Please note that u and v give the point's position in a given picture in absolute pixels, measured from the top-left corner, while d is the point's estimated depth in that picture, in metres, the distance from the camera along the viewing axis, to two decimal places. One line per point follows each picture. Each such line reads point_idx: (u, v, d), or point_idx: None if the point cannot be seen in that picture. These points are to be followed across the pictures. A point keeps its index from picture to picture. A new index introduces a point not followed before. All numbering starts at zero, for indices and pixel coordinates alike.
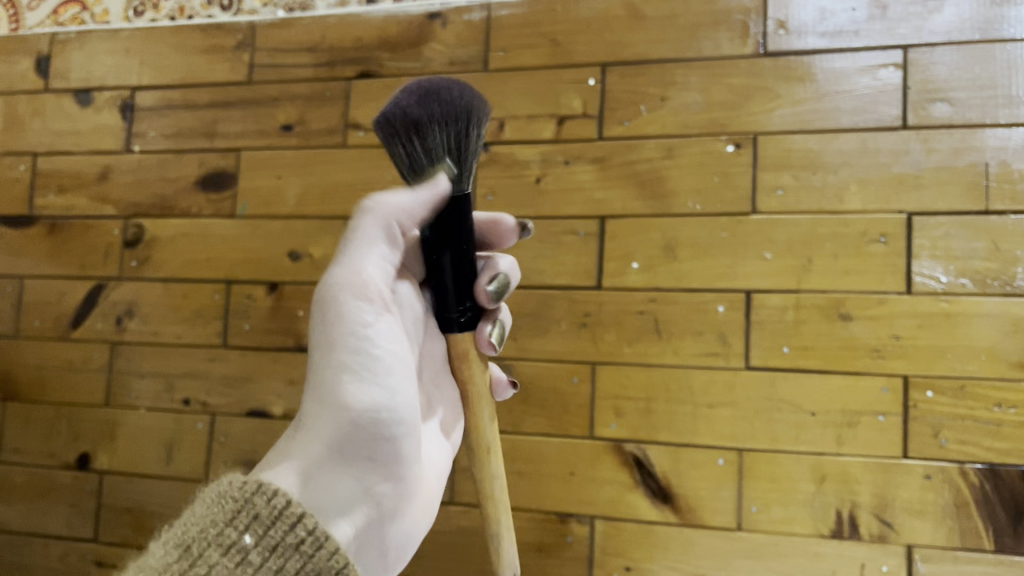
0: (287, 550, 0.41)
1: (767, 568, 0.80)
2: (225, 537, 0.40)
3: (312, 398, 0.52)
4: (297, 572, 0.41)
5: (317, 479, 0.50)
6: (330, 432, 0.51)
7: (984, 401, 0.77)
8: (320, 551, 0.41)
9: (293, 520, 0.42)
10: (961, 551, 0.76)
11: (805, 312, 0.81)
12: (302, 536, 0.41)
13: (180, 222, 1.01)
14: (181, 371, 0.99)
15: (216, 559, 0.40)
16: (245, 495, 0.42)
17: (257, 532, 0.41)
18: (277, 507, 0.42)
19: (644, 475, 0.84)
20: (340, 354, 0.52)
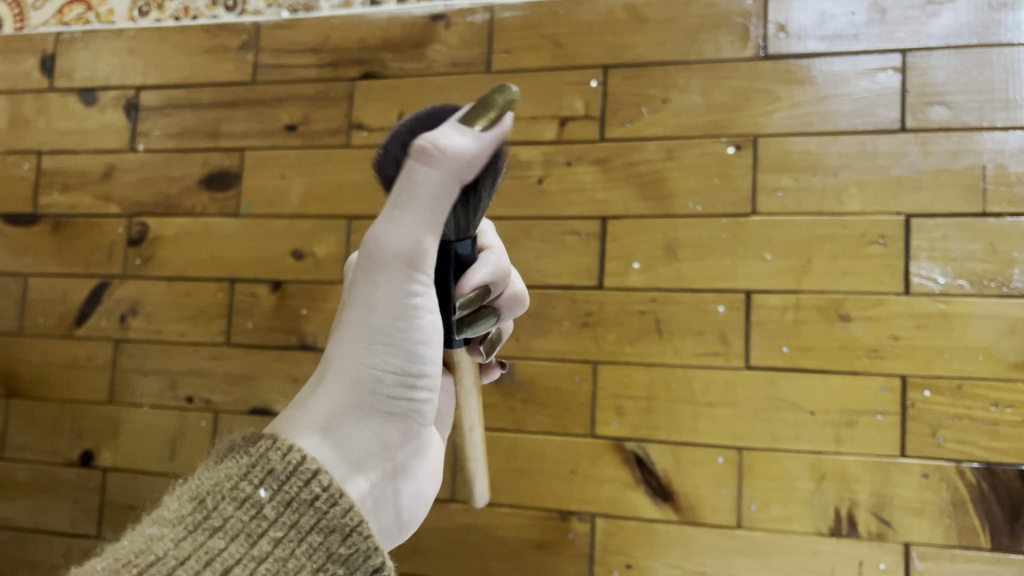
0: (302, 505, 0.39)
1: (767, 565, 0.81)
2: (239, 491, 0.39)
3: (341, 349, 0.46)
4: (312, 528, 0.39)
5: (341, 442, 0.44)
6: (355, 391, 0.46)
7: (981, 401, 0.78)
8: (334, 508, 0.40)
9: (308, 476, 0.40)
10: (958, 549, 0.77)
11: (805, 312, 0.82)
12: (317, 492, 0.40)
13: (184, 221, 1.02)
14: (184, 368, 0.99)
15: (230, 512, 0.38)
16: (260, 451, 0.40)
17: (272, 487, 0.39)
18: (292, 463, 0.40)
19: (645, 472, 0.85)
20: (381, 317, 0.46)
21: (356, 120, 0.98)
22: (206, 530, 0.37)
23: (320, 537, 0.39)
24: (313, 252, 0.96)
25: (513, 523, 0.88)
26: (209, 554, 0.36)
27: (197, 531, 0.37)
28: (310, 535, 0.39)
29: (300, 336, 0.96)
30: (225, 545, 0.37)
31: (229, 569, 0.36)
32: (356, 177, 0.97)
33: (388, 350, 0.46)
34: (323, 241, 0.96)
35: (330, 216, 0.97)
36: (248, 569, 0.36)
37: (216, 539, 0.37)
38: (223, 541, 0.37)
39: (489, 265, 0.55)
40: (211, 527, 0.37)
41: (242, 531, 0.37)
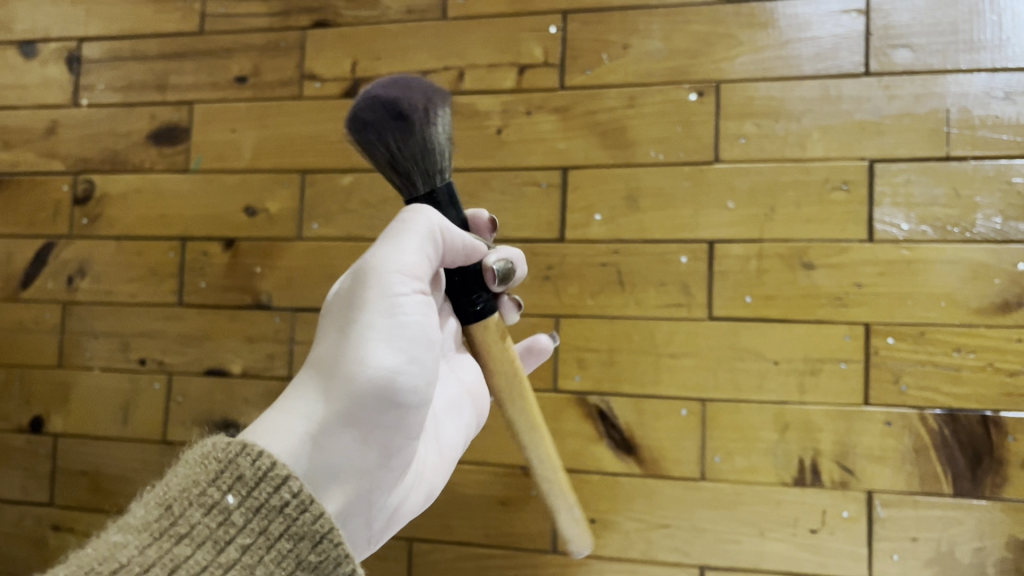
0: (270, 511, 0.42)
1: (730, 516, 0.80)
2: (208, 497, 0.42)
3: (330, 351, 0.50)
4: (280, 535, 0.42)
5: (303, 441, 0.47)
6: (332, 398, 0.48)
7: (944, 347, 0.77)
8: (303, 514, 0.43)
9: (278, 482, 0.43)
10: (921, 496, 0.77)
11: (768, 262, 0.81)
12: (286, 499, 0.43)
13: (132, 177, 0.98)
14: (137, 330, 0.96)
15: (198, 519, 0.42)
16: (230, 456, 0.43)
17: (240, 493, 0.42)
18: (261, 469, 0.43)
19: (607, 426, 0.84)
20: (364, 329, 0.49)
21: (308, 71, 0.94)
22: (173, 536, 0.41)
23: (287, 543, 0.42)
24: (266, 208, 0.94)
25: (475, 480, 0.87)
26: (175, 561, 0.40)
27: (165, 537, 0.41)
28: (278, 542, 0.42)
29: (254, 294, 0.93)
30: (192, 553, 0.41)
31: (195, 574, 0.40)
32: (309, 130, 0.94)
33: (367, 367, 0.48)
34: (277, 196, 0.94)
35: (283, 170, 0.94)
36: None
37: (183, 546, 0.41)
38: (189, 548, 0.41)
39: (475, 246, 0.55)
40: (179, 533, 0.41)
41: (208, 538, 0.41)
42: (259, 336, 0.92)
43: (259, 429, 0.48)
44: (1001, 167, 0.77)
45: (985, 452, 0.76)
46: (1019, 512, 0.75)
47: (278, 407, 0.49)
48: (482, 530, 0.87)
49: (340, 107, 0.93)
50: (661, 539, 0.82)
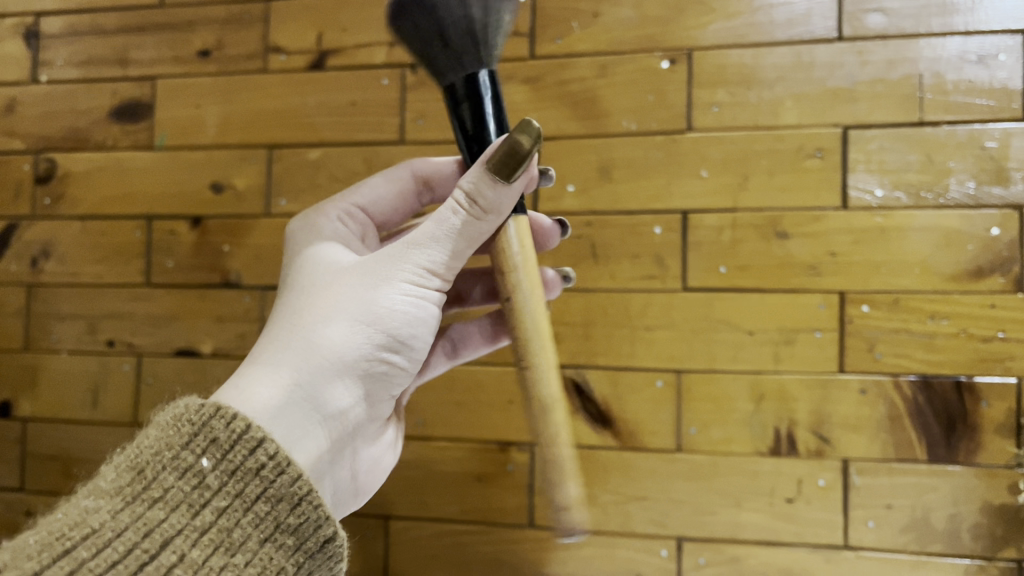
0: (247, 474, 0.43)
1: (707, 488, 0.80)
2: (181, 461, 0.42)
3: (332, 303, 0.51)
4: (257, 497, 0.43)
5: (297, 394, 0.48)
6: (332, 348, 0.50)
7: (918, 314, 0.77)
8: (280, 477, 0.43)
9: (253, 445, 0.43)
10: (895, 462, 0.77)
11: (742, 232, 0.80)
12: (263, 462, 0.43)
13: (94, 155, 0.96)
14: (104, 312, 0.95)
15: (172, 482, 0.41)
16: (204, 419, 0.43)
17: (215, 457, 0.42)
18: (236, 432, 0.43)
19: (583, 399, 0.83)
20: (376, 292, 0.51)
21: (273, 44, 0.92)
22: (146, 501, 0.40)
23: (264, 505, 0.43)
24: (233, 184, 0.92)
25: (450, 455, 0.86)
26: (150, 525, 0.39)
27: (137, 501, 0.40)
28: (255, 504, 0.43)
29: (223, 273, 0.92)
30: (166, 516, 0.40)
31: (172, 539, 0.40)
32: (276, 105, 0.92)
33: (368, 333, 0.51)
34: (243, 172, 0.92)
35: (250, 146, 0.92)
36: (190, 540, 0.40)
37: (157, 510, 0.40)
38: (165, 512, 0.40)
39: (469, 188, 0.50)
40: (152, 498, 0.40)
41: (184, 501, 0.41)
42: (229, 315, 0.91)
43: (251, 383, 0.48)
44: (974, 132, 0.76)
45: (958, 418, 0.76)
46: (993, 477, 0.75)
47: (263, 363, 0.49)
48: (459, 507, 0.86)
49: (307, 80, 0.91)
50: (638, 512, 0.82)
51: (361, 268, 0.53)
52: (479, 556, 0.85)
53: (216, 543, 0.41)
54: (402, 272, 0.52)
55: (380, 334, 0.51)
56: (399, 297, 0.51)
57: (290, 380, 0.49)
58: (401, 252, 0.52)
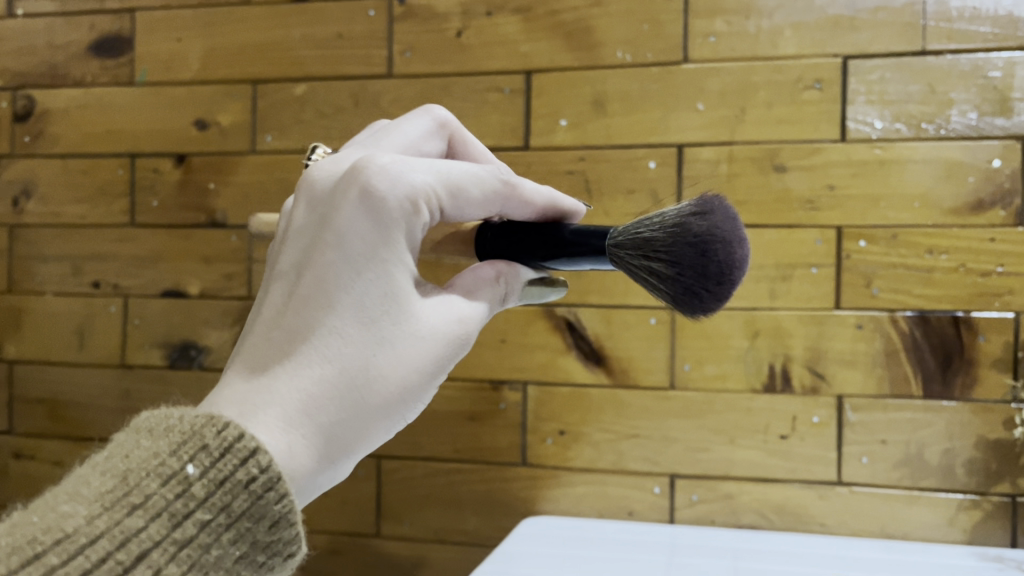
0: (236, 486, 0.32)
1: (701, 425, 0.80)
2: (164, 466, 0.31)
3: (402, 383, 0.37)
4: (244, 515, 0.32)
5: (317, 485, 0.36)
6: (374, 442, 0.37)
7: (916, 249, 0.75)
8: (269, 495, 0.32)
9: (245, 455, 0.32)
10: (891, 398, 0.76)
11: (738, 166, 0.79)
12: (255, 474, 0.32)
13: (73, 92, 0.93)
14: (88, 253, 0.93)
15: (152, 490, 0.31)
16: (195, 426, 0.33)
17: (203, 463, 0.32)
18: (228, 440, 0.32)
19: (576, 337, 0.83)
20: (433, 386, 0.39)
21: None
22: (122, 508, 0.30)
23: (248, 523, 0.32)
24: (217, 121, 0.90)
25: (442, 395, 0.86)
26: (124, 534, 0.30)
27: (113, 509, 0.30)
28: (240, 522, 0.32)
29: (209, 212, 0.90)
30: (143, 527, 0.30)
31: (146, 553, 0.30)
32: (260, 38, 0.89)
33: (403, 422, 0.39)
34: (228, 109, 0.89)
35: (234, 81, 0.89)
36: (167, 556, 0.30)
37: (134, 519, 0.30)
38: (142, 520, 0.30)
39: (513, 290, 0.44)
40: (131, 504, 0.30)
41: (164, 511, 0.31)
42: (216, 256, 0.89)
43: (296, 453, 0.34)
44: (977, 61, 0.74)
45: (955, 353, 0.75)
46: (989, 412, 0.74)
47: (309, 422, 0.35)
48: (451, 446, 0.86)
49: (292, 12, 0.88)
50: (631, 450, 0.81)
51: (441, 332, 0.39)
52: (473, 495, 0.85)
53: (192, 562, 0.30)
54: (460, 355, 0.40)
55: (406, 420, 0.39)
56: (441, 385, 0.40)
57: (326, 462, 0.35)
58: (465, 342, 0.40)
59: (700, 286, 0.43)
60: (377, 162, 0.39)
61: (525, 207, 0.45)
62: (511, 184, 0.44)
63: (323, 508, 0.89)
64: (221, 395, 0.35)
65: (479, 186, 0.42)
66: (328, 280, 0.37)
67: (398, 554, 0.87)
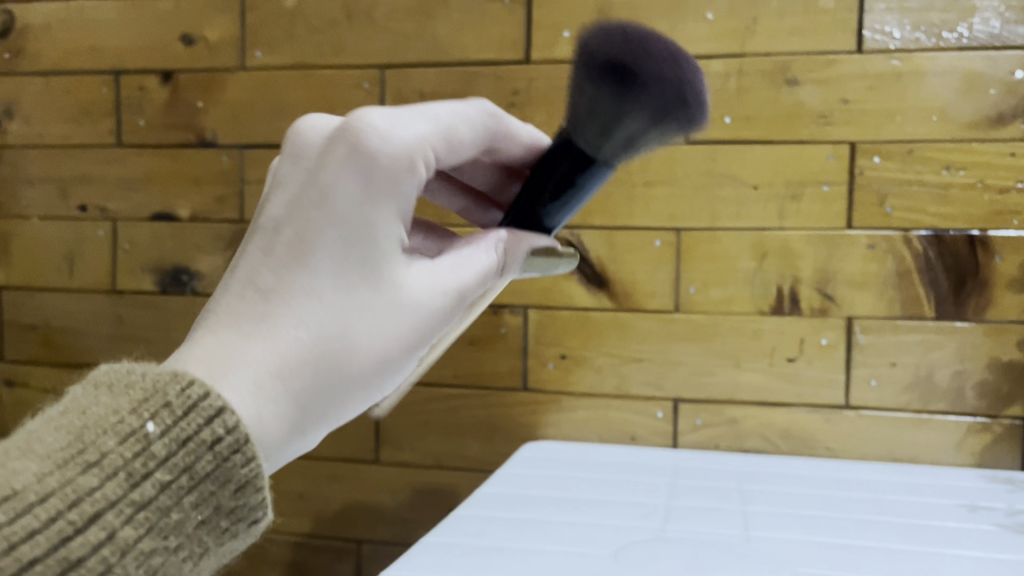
0: (199, 447, 0.30)
1: (705, 348, 0.78)
2: (124, 424, 0.30)
3: (381, 355, 0.35)
4: (207, 478, 0.30)
5: (289, 452, 0.34)
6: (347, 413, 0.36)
7: (933, 165, 0.73)
8: (236, 457, 0.31)
9: (210, 414, 0.30)
10: (902, 320, 0.74)
11: (748, 79, 0.75)
12: (221, 435, 0.30)
13: (53, 6, 0.89)
14: (75, 175, 0.90)
15: (110, 449, 0.29)
16: (158, 383, 0.31)
17: (165, 422, 0.30)
18: (193, 398, 0.31)
19: (579, 260, 0.80)
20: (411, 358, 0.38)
21: None
22: (78, 465, 0.29)
23: (211, 486, 0.30)
24: (205, 36, 0.86)
25: None
26: (77, 494, 0.28)
27: (67, 466, 0.29)
28: (203, 484, 0.30)
29: (198, 132, 0.87)
30: (99, 486, 0.29)
31: (100, 515, 0.28)
32: None
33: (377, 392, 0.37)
34: (215, 24, 0.85)
35: None
36: (123, 518, 0.28)
37: (89, 477, 0.29)
38: (98, 480, 0.29)
39: (513, 256, 0.42)
40: (86, 462, 0.29)
41: (122, 471, 0.29)
42: (207, 178, 0.87)
43: (265, 428, 0.32)
44: None
45: (969, 274, 0.73)
46: (1002, 333, 0.72)
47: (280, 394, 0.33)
48: (450, 372, 0.84)
49: None
50: (635, 374, 0.80)
51: (425, 306, 0.37)
52: (473, 421, 0.84)
53: (150, 525, 0.29)
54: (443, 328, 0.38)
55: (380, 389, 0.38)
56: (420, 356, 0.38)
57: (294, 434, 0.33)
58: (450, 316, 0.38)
59: (675, 109, 0.42)
60: (369, 115, 0.35)
61: (511, 140, 0.44)
62: (495, 114, 0.42)
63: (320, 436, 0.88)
64: (188, 352, 0.32)
65: (468, 122, 0.40)
66: (310, 243, 0.34)
67: (397, 479, 0.86)
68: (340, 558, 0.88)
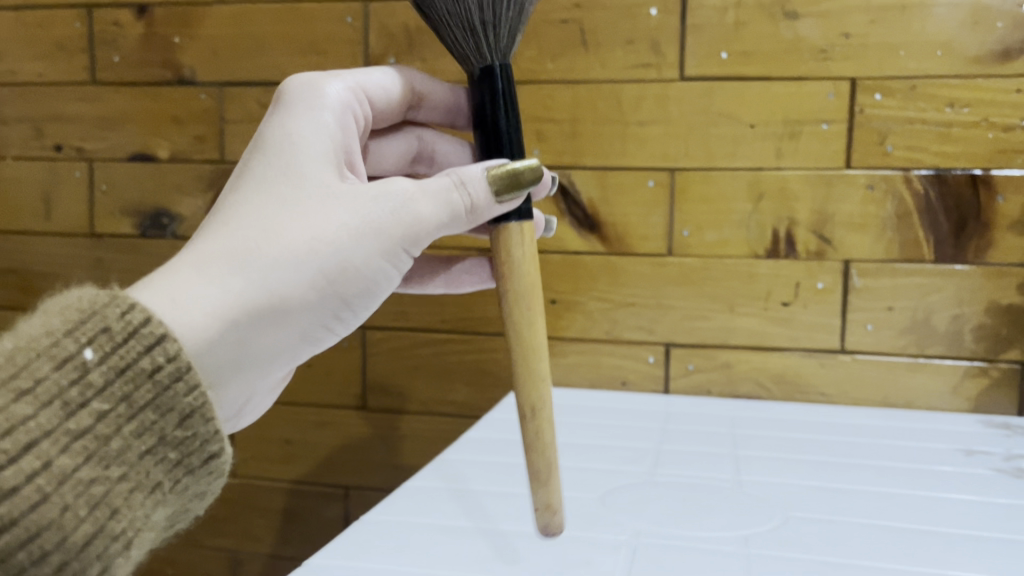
0: (138, 375, 0.31)
1: (699, 293, 0.76)
2: (60, 350, 0.30)
3: (304, 237, 0.36)
4: (147, 407, 0.31)
5: (223, 335, 0.34)
6: (288, 298, 0.36)
7: (936, 103, 0.70)
8: (177, 385, 0.32)
9: (150, 342, 0.32)
10: (900, 263, 0.72)
11: (746, 13, 0.72)
12: (160, 363, 0.31)
13: None
14: (50, 114, 0.87)
15: (46, 375, 0.30)
16: (95, 306, 0.32)
17: (102, 349, 0.31)
18: (133, 324, 0.32)
19: (570, 202, 0.78)
20: (357, 247, 0.37)
21: None
22: (11, 393, 0.29)
23: (151, 415, 0.31)
24: None
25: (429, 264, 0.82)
26: (11, 421, 0.29)
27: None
28: (143, 413, 0.31)
29: (176, 69, 0.83)
30: (34, 414, 0.29)
31: (35, 443, 0.29)
32: None
33: (330, 282, 0.37)
34: None
35: None
36: (60, 446, 0.29)
37: (24, 405, 0.29)
38: (32, 408, 0.29)
39: (472, 186, 0.38)
40: (19, 389, 0.29)
41: (58, 399, 0.30)
42: (186, 117, 0.84)
43: (181, 297, 0.34)
44: None
45: (970, 215, 0.71)
46: (1002, 277, 0.71)
47: (204, 270, 0.35)
48: (438, 317, 0.82)
49: None
50: (627, 319, 0.78)
51: (353, 197, 0.37)
52: (462, 366, 0.82)
53: (89, 453, 0.30)
54: (393, 218, 0.37)
55: (339, 287, 0.37)
56: (377, 250, 0.37)
57: (227, 307, 0.34)
58: (390, 209, 0.37)
59: None
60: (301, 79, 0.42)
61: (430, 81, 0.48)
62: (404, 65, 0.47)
63: (306, 382, 0.86)
64: None
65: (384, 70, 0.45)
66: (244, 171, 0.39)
67: (386, 425, 0.85)
68: (329, 504, 0.87)
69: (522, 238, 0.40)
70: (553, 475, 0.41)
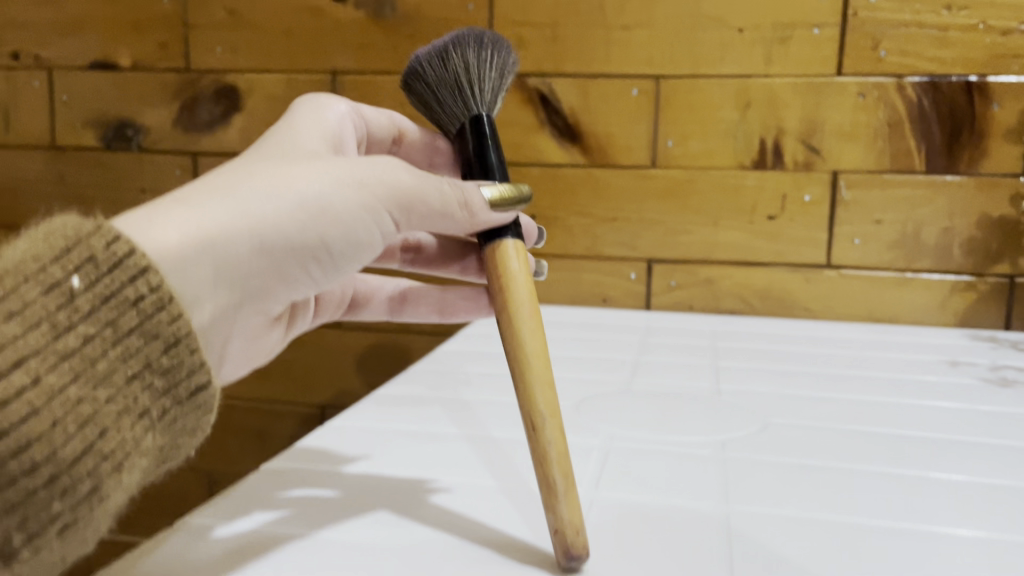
0: (123, 303, 0.26)
1: (683, 206, 0.74)
2: (43, 274, 0.25)
3: (296, 174, 0.31)
4: (136, 334, 0.26)
5: (197, 254, 0.29)
6: (271, 224, 0.30)
7: (932, 4, 0.67)
8: (162, 315, 0.27)
9: (138, 270, 0.27)
10: (890, 175, 0.70)
11: None
12: (145, 293, 0.27)
13: None
14: (5, 20, 0.83)
15: (29, 299, 0.25)
16: (78, 233, 0.27)
17: (89, 276, 0.26)
18: (118, 256, 0.27)
19: (550, 112, 0.75)
20: (351, 191, 0.32)
21: None
22: None
23: (140, 343, 0.26)
24: None
25: None
26: None
27: None
28: (131, 339, 0.26)
29: None
30: (19, 335, 0.24)
31: (22, 362, 0.24)
32: None
33: (313, 227, 0.31)
34: None
35: None
36: (49, 366, 0.24)
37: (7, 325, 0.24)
38: (17, 328, 0.24)
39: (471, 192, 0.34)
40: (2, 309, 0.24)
41: (45, 321, 0.25)
42: (149, 22, 0.80)
43: (158, 218, 0.29)
44: None
45: (964, 124, 0.68)
46: (994, 188, 0.68)
47: (179, 202, 0.30)
48: None
49: None
50: (608, 234, 0.76)
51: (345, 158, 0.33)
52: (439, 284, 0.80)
53: (77, 373, 0.25)
54: (378, 178, 0.33)
55: (319, 235, 0.32)
56: (363, 207, 0.32)
57: (202, 237, 0.29)
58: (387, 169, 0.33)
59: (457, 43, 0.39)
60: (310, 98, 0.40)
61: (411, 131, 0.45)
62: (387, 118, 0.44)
63: None
64: None
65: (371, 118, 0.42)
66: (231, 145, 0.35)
67: (364, 342, 0.83)
68: (305, 424, 0.86)
69: (518, 255, 0.35)
70: (568, 488, 0.30)
